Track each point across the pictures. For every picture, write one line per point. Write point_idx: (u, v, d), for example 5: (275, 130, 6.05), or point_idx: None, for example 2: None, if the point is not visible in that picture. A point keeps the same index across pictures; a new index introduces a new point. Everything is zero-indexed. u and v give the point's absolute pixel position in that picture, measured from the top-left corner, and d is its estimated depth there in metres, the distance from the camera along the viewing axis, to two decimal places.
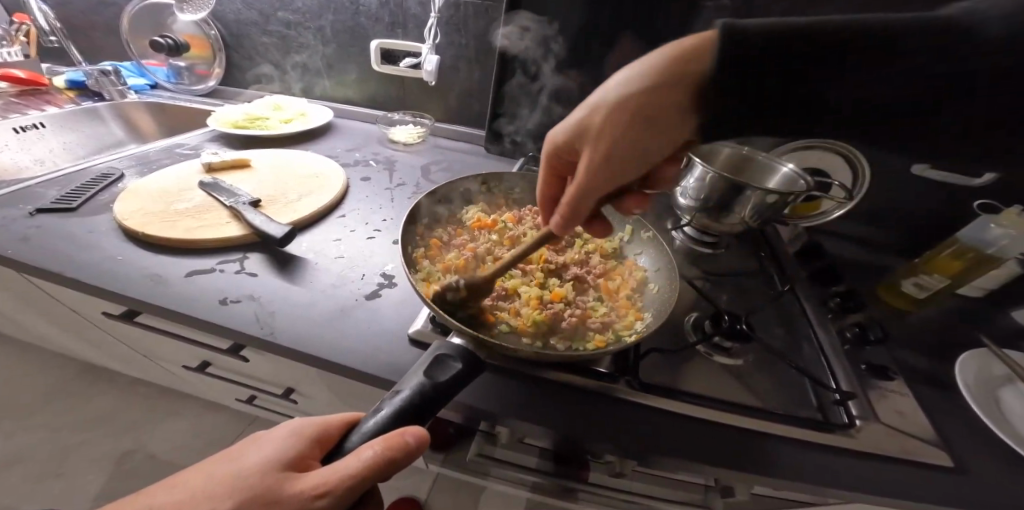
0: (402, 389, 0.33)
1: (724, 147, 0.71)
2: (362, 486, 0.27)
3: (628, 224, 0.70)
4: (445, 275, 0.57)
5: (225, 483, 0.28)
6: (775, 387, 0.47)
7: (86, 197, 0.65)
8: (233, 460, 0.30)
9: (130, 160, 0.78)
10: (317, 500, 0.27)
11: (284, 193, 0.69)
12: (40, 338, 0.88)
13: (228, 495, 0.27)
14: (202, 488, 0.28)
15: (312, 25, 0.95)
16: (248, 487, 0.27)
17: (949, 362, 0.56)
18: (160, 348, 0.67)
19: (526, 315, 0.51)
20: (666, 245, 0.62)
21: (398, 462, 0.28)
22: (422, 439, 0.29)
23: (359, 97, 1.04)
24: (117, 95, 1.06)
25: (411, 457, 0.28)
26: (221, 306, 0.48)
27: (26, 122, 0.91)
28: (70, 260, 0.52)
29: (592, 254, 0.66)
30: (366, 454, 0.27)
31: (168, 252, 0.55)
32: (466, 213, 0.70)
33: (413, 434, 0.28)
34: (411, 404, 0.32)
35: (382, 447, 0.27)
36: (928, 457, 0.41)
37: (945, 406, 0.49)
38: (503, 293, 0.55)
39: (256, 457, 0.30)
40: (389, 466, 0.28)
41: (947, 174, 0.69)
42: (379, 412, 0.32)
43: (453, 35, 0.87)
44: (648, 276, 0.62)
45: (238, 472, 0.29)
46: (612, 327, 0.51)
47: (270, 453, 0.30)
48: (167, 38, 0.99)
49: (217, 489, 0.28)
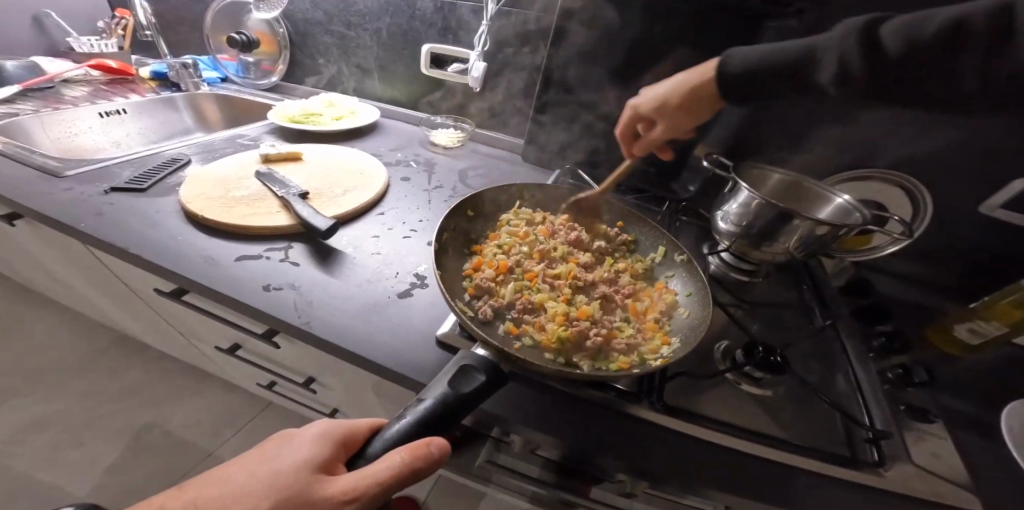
0: (427, 399, 0.34)
1: (776, 172, 0.68)
2: (388, 492, 0.30)
3: (661, 246, 0.69)
4: (478, 290, 0.56)
5: (262, 482, 0.30)
6: (803, 421, 0.45)
7: (156, 179, 0.71)
8: (268, 459, 0.33)
9: (197, 147, 0.85)
10: (346, 503, 0.29)
11: (330, 187, 0.72)
12: (97, 308, 0.96)
13: (266, 493, 0.29)
14: (243, 483, 0.31)
15: (370, 27, 0.99)
16: (282, 487, 0.30)
17: (999, 413, 0.52)
18: (201, 326, 0.72)
19: (551, 330, 0.51)
20: (701, 272, 0.60)
21: (422, 470, 0.30)
22: (445, 449, 0.31)
23: (406, 98, 1.08)
24: (192, 86, 1.14)
25: (435, 465, 0.31)
26: (264, 291, 0.51)
27: (111, 108, 1.01)
28: (136, 237, 0.57)
29: (622, 274, 0.65)
30: (394, 461, 0.29)
31: (226, 237, 0.59)
32: (502, 223, 0.71)
33: (438, 445, 0.31)
34: (436, 415, 0.34)
35: (409, 457, 0.29)
36: (961, 500, 0.38)
37: (991, 460, 0.44)
38: (529, 306, 0.55)
39: (287, 458, 0.32)
40: (413, 473, 0.30)
41: (1018, 215, 0.63)
42: (403, 419, 0.34)
43: (502, 42, 0.89)
44: (679, 300, 0.60)
45: (273, 471, 0.31)
46: (637, 350, 0.51)
47: (301, 454, 0.32)
48: (242, 34, 1.07)
49: (256, 486, 0.30)
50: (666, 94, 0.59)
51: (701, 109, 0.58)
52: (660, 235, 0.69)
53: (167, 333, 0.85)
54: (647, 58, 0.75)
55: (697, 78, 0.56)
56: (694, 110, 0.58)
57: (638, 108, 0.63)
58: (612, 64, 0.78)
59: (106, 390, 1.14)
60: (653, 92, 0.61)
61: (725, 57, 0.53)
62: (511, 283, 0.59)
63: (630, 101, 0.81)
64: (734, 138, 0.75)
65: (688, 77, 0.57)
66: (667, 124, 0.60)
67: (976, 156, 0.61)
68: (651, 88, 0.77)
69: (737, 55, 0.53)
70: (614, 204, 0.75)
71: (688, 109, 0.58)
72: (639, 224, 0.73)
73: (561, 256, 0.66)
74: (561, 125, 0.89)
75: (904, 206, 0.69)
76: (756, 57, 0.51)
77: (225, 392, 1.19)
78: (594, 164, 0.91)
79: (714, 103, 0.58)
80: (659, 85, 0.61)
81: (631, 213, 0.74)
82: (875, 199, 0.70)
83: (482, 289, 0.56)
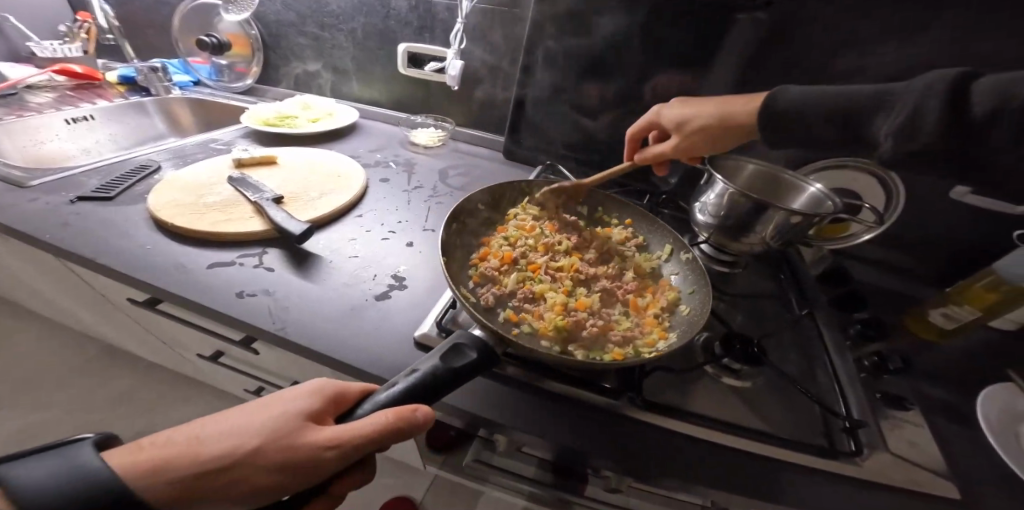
0: (418, 369, 0.34)
1: (751, 162, 0.69)
2: (371, 447, 0.30)
3: (668, 245, 0.68)
4: (480, 280, 0.57)
5: (251, 422, 0.30)
6: (785, 413, 0.45)
7: (124, 187, 0.69)
8: (259, 403, 0.32)
9: (168, 153, 0.82)
10: (328, 451, 0.29)
11: (306, 191, 0.71)
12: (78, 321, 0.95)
13: (254, 433, 0.30)
14: (236, 419, 0.31)
15: (344, 27, 0.98)
16: (270, 430, 0.30)
17: (971, 396, 0.53)
18: (181, 335, 0.70)
19: (549, 319, 0.51)
20: (704, 269, 0.59)
21: (405, 432, 0.30)
22: (429, 418, 0.31)
23: (384, 98, 1.07)
24: (163, 91, 1.12)
25: (418, 430, 0.30)
26: (237, 298, 0.50)
27: (77, 115, 0.98)
28: (104, 247, 0.56)
29: (625, 270, 0.65)
30: (379, 419, 0.29)
31: (197, 244, 0.58)
32: (510, 218, 0.71)
33: (423, 412, 0.30)
34: (425, 385, 0.33)
35: (394, 417, 0.29)
36: (937, 489, 0.39)
37: (963, 442, 0.46)
38: (530, 296, 0.55)
39: (279, 403, 0.32)
40: (397, 434, 0.29)
41: (987, 199, 0.64)
42: (394, 386, 0.34)
43: (479, 40, 0.88)
44: (681, 297, 0.60)
45: (263, 415, 0.31)
46: (633, 342, 0.50)
47: (292, 402, 0.32)
48: (212, 37, 1.04)
49: (245, 424, 0.30)
50: (696, 111, 0.59)
51: (726, 143, 0.58)
52: (668, 231, 0.68)
53: (148, 341, 0.83)
54: (622, 55, 0.76)
55: (736, 105, 0.56)
56: (715, 143, 0.59)
57: (663, 114, 0.64)
58: (588, 61, 0.78)
59: (80, 406, 1.09)
60: (686, 106, 0.61)
61: (775, 92, 0.51)
62: (513, 273, 0.59)
63: (608, 97, 0.81)
64: None
65: (719, 106, 0.57)
66: (680, 143, 0.61)
67: None
68: (629, 83, 0.78)
69: (785, 94, 0.50)
70: (614, 200, 0.75)
71: (702, 139, 0.59)
72: (645, 220, 0.72)
73: (561, 249, 0.65)
74: (540, 122, 0.89)
75: (876, 195, 0.70)
76: (813, 97, 0.48)
77: (209, 402, 1.16)
78: (575, 160, 0.91)
79: (737, 139, 0.58)
80: (699, 101, 0.60)
81: (631, 206, 0.74)
82: (846, 187, 0.71)
83: (484, 280, 0.57)
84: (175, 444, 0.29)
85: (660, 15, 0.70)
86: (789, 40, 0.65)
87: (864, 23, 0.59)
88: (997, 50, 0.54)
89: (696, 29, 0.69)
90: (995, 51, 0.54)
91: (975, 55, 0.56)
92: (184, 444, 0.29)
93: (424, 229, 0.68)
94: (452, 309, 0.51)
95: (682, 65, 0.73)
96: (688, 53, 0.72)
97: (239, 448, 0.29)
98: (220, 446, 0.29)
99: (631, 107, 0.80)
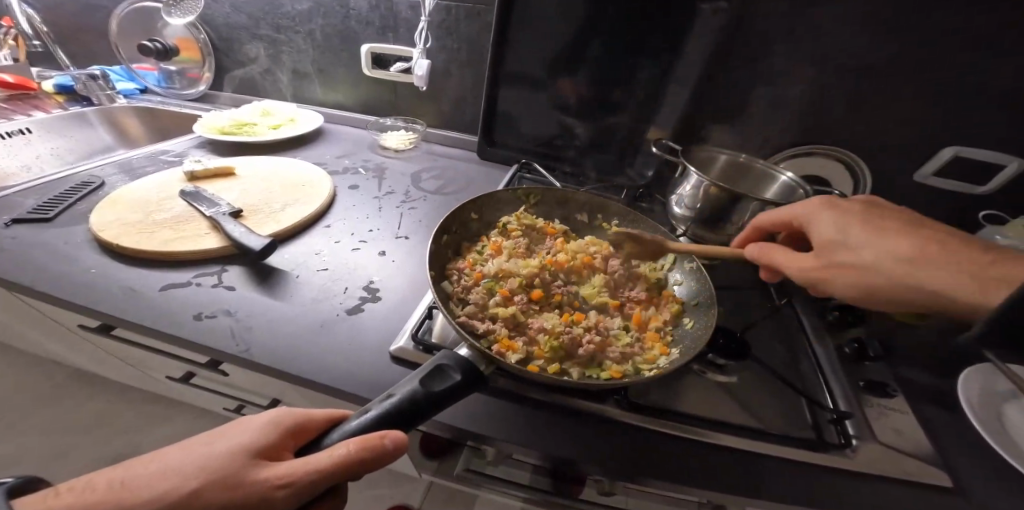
0: (396, 393, 0.32)
1: (723, 153, 0.69)
2: (328, 483, 0.27)
3: (671, 253, 0.65)
4: (467, 298, 0.54)
5: (196, 459, 0.27)
6: (772, 407, 0.45)
7: (63, 207, 0.63)
8: (208, 440, 0.29)
9: (114, 167, 0.76)
10: (279, 490, 0.26)
11: (267, 202, 0.67)
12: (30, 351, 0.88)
13: (195, 473, 0.26)
14: (179, 457, 0.28)
15: (302, 29, 0.93)
16: (215, 466, 0.27)
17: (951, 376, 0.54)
18: (143, 359, 0.60)
19: (545, 340, 0.48)
20: (711, 281, 0.56)
21: (372, 463, 0.27)
22: (400, 446, 0.28)
23: (350, 101, 1.03)
24: (106, 99, 1.04)
25: (384, 461, 0.28)
26: (195, 321, 0.46)
27: (12, 128, 0.87)
28: (43, 272, 0.50)
29: (628, 282, 0.61)
30: (339, 451, 0.26)
31: (145, 265, 0.53)
32: (493, 233, 0.67)
33: (393, 439, 0.28)
34: (400, 411, 0.31)
35: (356, 448, 0.26)
36: (928, 478, 0.39)
37: (947, 424, 0.46)
38: (522, 313, 0.52)
39: (230, 439, 0.29)
40: (362, 466, 0.27)
41: (949, 181, 0.67)
42: (367, 412, 0.31)
43: (445, 39, 0.85)
44: (685, 309, 0.57)
45: (208, 453, 0.28)
46: (632, 359, 0.49)
47: (245, 439, 0.29)
48: (156, 42, 0.98)
49: (186, 462, 0.27)
50: (870, 243, 0.41)
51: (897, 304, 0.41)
52: (671, 240, 0.64)
53: (112, 365, 0.71)
54: (591, 51, 0.75)
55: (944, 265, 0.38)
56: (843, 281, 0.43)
57: (813, 224, 0.46)
58: (557, 58, 0.77)
59: None
60: (862, 231, 0.42)
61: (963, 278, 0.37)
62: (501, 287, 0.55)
63: (580, 94, 0.80)
64: (683, 119, 0.77)
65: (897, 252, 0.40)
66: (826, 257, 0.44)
67: (904, 129, 0.65)
68: (599, 80, 0.77)
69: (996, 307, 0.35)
70: (610, 203, 0.71)
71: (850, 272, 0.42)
72: (642, 228, 0.69)
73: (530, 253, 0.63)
74: (513, 121, 0.87)
75: (846, 181, 0.72)
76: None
77: None
78: (551, 158, 0.89)
79: (919, 305, 0.40)
80: (879, 224, 0.42)
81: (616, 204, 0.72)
82: (819, 174, 0.72)
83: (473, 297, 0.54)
84: (99, 489, 0.25)
85: (626, 10, 0.69)
86: (752, 32, 0.65)
87: (824, 13, 0.61)
88: (952, 38, 0.56)
89: (662, 24, 0.69)
90: (945, 37, 0.57)
91: (928, 45, 0.58)
92: (110, 489, 0.25)
93: (397, 237, 0.66)
94: (429, 319, 0.49)
95: (652, 60, 0.73)
96: (657, 46, 0.71)
97: (176, 490, 0.26)
98: (157, 488, 0.26)
99: (603, 103, 0.80)
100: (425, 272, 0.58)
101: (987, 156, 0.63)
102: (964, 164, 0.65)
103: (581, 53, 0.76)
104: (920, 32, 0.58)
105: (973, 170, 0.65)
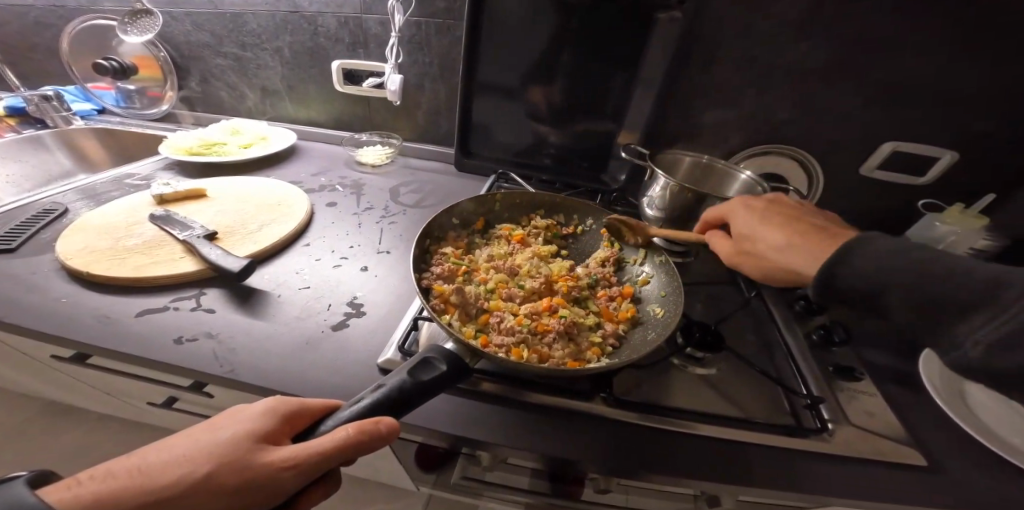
0: (386, 383, 0.33)
1: (686, 155, 0.74)
2: (328, 463, 0.28)
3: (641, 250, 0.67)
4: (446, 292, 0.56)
5: (204, 445, 0.29)
6: (751, 395, 0.49)
7: (27, 235, 0.60)
8: (209, 430, 0.30)
9: (76, 193, 0.73)
10: (285, 471, 0.28)
11: (243, 223, 0.66)
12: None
13: (206, 458, 0.28)
14: (185, 446, 0.29)
15: (270, 46, 0.93)
16: (223, 452, 0.28)
17: (914, 357, 0.59)
18: (121, 386, 0.58)
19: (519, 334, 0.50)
20: (677, 271, 0.59)
21: (368, 445, 0.28)
22: (394, 430, 0.30)
23: (323, 117, 1.02)
24: (61, 121, 1.00)
25: (381, 444, 0.29)
26: (176, 345, 0.45)
27: None
28: (10, 304, 0.48)
29: (603, 280, 0.63)
30: (339, 435, 0.28)
31: (118, 292, 0.52)
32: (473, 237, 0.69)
33: (387, 424, 0.29)
34: (390, 399, 0.32)
35: (354, 431, 0.28)
36: (903, 458, 0.43)
37: (912, 404, 0.51)
38: (498, 310, 0.54)
39: (229, 426, 0.30)
40: (359, 448, 0.28)
41: (893, 174, 0.75)
42: (360, 400, 0.32)
43: (416, 54, 0.86)
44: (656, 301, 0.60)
45: (210, 444, 0.29)
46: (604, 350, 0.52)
47: (243, 427, 0.30)
48: (111, 60, 0.96)
49: (194, 450, 0.28)
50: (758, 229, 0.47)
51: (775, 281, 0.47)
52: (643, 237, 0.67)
53: (85, 394, 0.68)
54: (563, 61, 0.77)
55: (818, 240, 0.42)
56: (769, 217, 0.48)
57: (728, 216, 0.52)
58: (531, 68, 0.79)
59: None
60: (765, 218, 0.48)
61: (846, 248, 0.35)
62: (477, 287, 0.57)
63: (554, 103, 0.82)
64: (651, 126, 0.81)
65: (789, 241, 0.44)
66: (749, 205, 0.50)
67: (849, 128, 0.72)
68: (570, 89, 0.80)
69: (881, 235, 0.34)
70: (586, 205, 0.73)
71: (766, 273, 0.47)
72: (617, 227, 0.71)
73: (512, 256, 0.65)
74: (489, 132, 0.89)
75: (788, 163, 0.77)
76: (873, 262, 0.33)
77: None
78: (528, 167, 0.92)
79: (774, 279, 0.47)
80: (785, 218, 0.46)
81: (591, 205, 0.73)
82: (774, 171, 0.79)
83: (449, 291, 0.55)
84: (118, 476, 0.27)
85: (591, 25, 0.72)
86: (708, 44, 0.71)
87: (772, 25, 0.66)
88: (881, 46, 0.63)
89: (625, 34, 0.72)
90: (876, 44, 0.63)
91: (861, 54, 0.65)
92: (130, 476, 0.27)
93: (379, 251, 0.66)
94: (415, 330, 0.49)
95: (619, 67, 0.76)
96: (623, 56, 0.75)
97: (189, 476, 0.27)
98: (171, 473, 0.27)
99: (576, 112, 0.83)
100: (410, 286, 0.58)
101: (923, 150, 0.70)
102: (902, 157, 0.73)
103: (551, 66, 0.79)
104: (857, 41, 0.64)
105: (911, 163, 0.73)
